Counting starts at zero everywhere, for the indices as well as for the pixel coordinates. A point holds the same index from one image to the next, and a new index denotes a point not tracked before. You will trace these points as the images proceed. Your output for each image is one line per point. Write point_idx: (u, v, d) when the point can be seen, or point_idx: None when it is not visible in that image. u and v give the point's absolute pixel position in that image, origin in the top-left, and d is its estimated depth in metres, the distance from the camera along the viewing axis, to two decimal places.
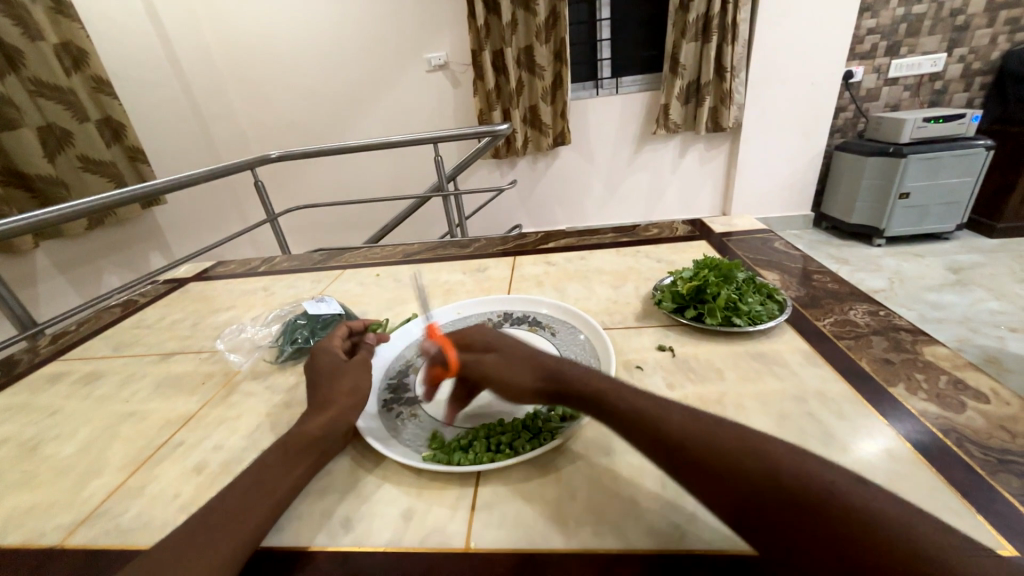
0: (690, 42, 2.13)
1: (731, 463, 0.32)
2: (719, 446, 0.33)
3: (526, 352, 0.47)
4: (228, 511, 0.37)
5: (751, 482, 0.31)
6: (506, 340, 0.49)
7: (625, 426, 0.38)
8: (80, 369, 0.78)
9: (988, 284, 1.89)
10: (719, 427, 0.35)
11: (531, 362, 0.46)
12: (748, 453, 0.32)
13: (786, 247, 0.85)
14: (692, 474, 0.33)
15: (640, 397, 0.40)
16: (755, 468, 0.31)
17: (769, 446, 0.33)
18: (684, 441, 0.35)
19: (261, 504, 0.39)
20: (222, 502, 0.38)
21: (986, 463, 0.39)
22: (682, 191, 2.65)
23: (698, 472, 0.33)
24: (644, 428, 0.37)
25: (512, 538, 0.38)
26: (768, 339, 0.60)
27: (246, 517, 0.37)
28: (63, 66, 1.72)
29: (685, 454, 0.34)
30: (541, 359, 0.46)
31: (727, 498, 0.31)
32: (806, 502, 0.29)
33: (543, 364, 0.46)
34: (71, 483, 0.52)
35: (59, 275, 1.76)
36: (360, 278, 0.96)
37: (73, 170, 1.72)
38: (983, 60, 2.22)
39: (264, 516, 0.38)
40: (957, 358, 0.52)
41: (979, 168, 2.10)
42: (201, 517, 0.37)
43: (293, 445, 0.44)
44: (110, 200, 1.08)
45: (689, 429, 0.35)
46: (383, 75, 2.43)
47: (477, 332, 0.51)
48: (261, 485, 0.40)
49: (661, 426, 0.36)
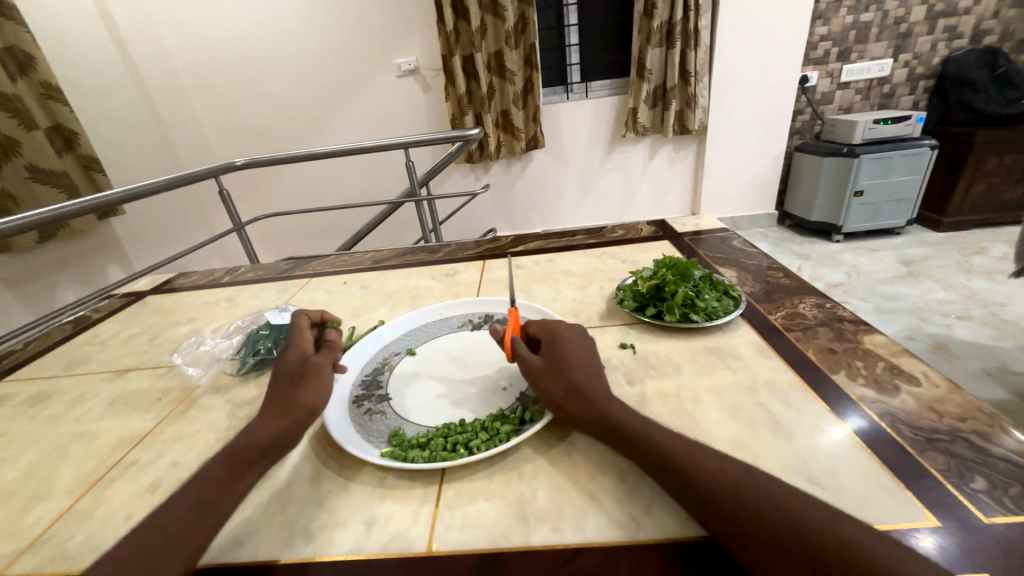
0: (655, 47, 2.20)
1: (719, 483, 0.35)
2: (731, 488, 0.34)
3: (581, 366, 0.48)
4: (167, 528, 0.36)
5: (748, 514, 0.33)
6: (574, 359, 0.48)
7: (642, 461, 0.40)
8: (27, 390, 0.74)
9: (937, 276, 2.01)
10: (733, 471, 0.36)
11: (580, 376, 0.47)
12: (763, 495, 0.33)
13: (743, 246, 0.89)
14: (697, 502, 0.35)
15: (660, 431, 0.41)
16: (770, 511, 0.32)
17: (774, 489, 0.34)
18: (701, 476, 0.36)
19: (203, 520, 0.38)
20: (164, 519, 0.37)
21: (916, 442, 0.42)
22: (653, 191, 2.71)
23: (713, 512, 0.34)
24: (658, 465, 0.38)
25: (473, 538, 0.39)
26: (723, 333, 0.62)
27: (193, 529, 0.37)
28: (9, 72, 1.63)
29: (697, 487, 0.35)
30: (592, 378, 0.47)
31: (725, 520, 0.33)
32: (775, 520, 0.32)
33: (588, 381, 0.46)
34: (14, 508, 0.50)
35: (7, 292, 1.66)
36: (328, 285, 0.95)
37: (21, 181, 1.63)
38: (925, 65, 2.37)
39: (209, 526, 0.37)
40: (893, 346, 0.56)
41: (925, 168, 2.23)
42: (144, 533, 0.36)
43: (239, 456, 0.43)
44: (62, 211, 1.03)
45: (700, 466, 0.36)
46: (351, 79, 2.40)
47: (549, 336, 0.52)
48: (206, 498, 0.39)
49: (682, 464, 0.37)
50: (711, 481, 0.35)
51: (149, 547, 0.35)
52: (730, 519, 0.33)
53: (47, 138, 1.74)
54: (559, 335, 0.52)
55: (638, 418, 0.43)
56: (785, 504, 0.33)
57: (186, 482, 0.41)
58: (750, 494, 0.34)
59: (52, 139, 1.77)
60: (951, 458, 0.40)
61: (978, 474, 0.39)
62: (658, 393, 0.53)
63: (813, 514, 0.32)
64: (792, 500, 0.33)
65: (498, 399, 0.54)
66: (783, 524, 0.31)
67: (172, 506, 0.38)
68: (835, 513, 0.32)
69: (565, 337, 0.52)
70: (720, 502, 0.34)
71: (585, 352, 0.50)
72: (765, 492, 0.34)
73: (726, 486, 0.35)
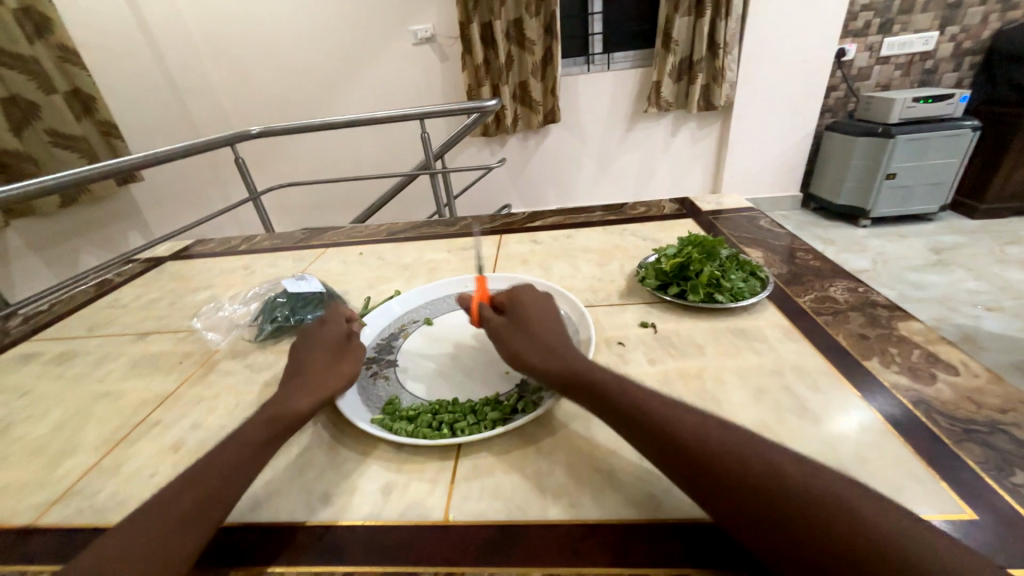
0: (683, 16, 2.09)
1: (734, 464, 0.32)
2: (747, 469, 0.32)
3: (541, 325, 0.49)
4: (198, 488, 0.37)
5: (765, 495, 0.31)
6: (536, 319, 0.49)
7: (646, 440, 0.36)
8: (53, 349, 0.76)
9: (968, 265, 1.93)
10: (748, 445, 0.34)
11: (540, 334, 0.48)
12: (781, 475, 0.31)
13: (771, 226, 0.85)
14: (708, 482, 0.33)
15: (674, 409, 0.37)
16: (789, 492, 0.30)
17: (797, 468, 0.32)
18: (714, 455, 0.33)
19: (233, 486, 0.38)
20: (194, 484, 0.37)
21: (952, 432, 0.41)
22: (673, 169, 2.62)
23: (726, 492, 0.32)
24: (679, 450, 0.34)
25: (490, 511, 0.39)
26: (748, 315, 0.60)
27: (224, 493, 0.37)
28: (25, 33, 1.62)
29: (709, 468, 0.33)
30: (554, 337, 0.47)
31: (739, 504, 0.31)
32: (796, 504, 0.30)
33: (549, 340, 0.47)
34: (45, 462, 0.51)
35: (32, 254, 1.70)
36: (344, 256, 0.95)
37: (42, 144, 1.64)
38: (974, 39, 2.21)
39: (238, 490, 0.38)
40: (930, 333, 0.53)
41: (964, 150, 2.12)
42: (175, 492, 0.36)
43: (271, 426, 0.42)
44: (83, 176, 1.03)
45: (728, 451, 0.33)
46: (366, 46, 2.33)
47: (511, 299, 0.53)
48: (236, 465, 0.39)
49: (691, 440, 0.34)
50: (725, 460, 0.33)
51: (184, 507, 0.35)
52: (745, 502, 0.31)
53: (66, 102, 1.74)
54: (521, 296, 0.52)
55: (636, 390, 0.40)
56: (826, 494, 0.30)
57: (218, 445, 0.41)
58: (768, 474, 0.31)
59: (71, 104, 1.77)
60: (989, 450, 0.39)
61: (1018, 467, 0.37)
62: (679, 373, 0.52)
63: (855, 502, 0.29)
64: (811, 480, 0.31)
65: (495, 383, 0.53)
66: (804, 507, 0.30)
67: (194, 485, 0.37)
68: (857, 493, 0.30)
69: (526, 298, 0.52)
70: (736, 482, 0.32)
71: (547, 313, 0.51)
72: (792, 472, 0.31)
73: (763, 478, 0.31)
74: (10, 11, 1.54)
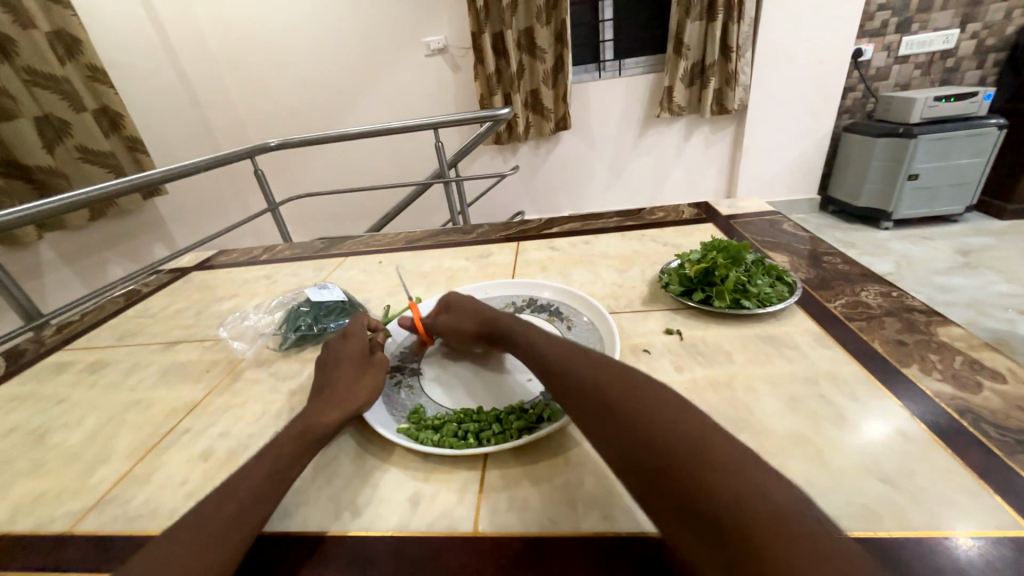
0: (695, 21, 2.08)
1: (652, 436, 0.32)
2: (662, 441, 0.32)
3: (468, 308, 0.60)
4: (237, 492, 0.37)
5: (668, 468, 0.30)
6: (464, 306, 0.61)
7: (581, 403, 0.38)
8: (85, 359, 0.78)
9: (998, 267, 1.87)
10: (679, 420, 0.33)
11: (470, 313, 0.59)
12: (694, 453, 0.30)
13: (794, 229, 0.84)
14: (624, 446, 0.33)
15: (620, 381, 0.38)
16: (690, 467, 0.29)
17: (712, 444, 0.31)
18: (639, 425, 0.33)
19: (273, 491, 0.38)
20: (235, 489, 0.38)
21: (1004, 443, 0.39)
22: (687, 174, 2.60)
23: (637, 456, 0.32)
24: (608, 414, 0.35)
25: (522, 522, 0.38)
26: (777, 321, 0.59)
27: (263, 499, 0.38)
28: (57, 55, 1.69)
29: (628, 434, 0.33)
30: (480, 311, 0.58)
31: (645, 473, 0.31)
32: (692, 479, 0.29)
33: (477, 314, 0.58)
34: (80, 470, 0.52)
35: (64, 267, 1.76)
36: (363, 265, 0.96)
37: (72, 161, 1.70)
38: (997, 36, 2.15)
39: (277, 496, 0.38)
40: (972, 339, 0.51)
41: (990, 150, 2.06)
42: (218, 496, 0.37)
43: (305, 436, 0.43)
44: (111, 190, 1.06)
45: (653, 423, 0.33)
46: (379, 59, 2.38)
47: (443, 304, 0.64)
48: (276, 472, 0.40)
49: (622, 410, 0.35)
50: (644, 431, 0.33)
51: (226, 509, 0.36)
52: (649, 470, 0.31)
53: (95, 120, 1.80)
54: (447, 300, 0.64)
55: (593, 364, 0.41)
56: (724, 473, 0.29)
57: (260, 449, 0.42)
58: (681, 449, 0.31)
59: (99, 121, 1.84)
60: None
61: None
62: (708, 381, 0.50)
63: (754, 485, 0.28)
64: (719, 460, 0.29)
65: (518, 391, 0.52)
66: (697, 482, 0.29)
67: (232, 494, 0.37)
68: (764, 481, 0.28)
69: (451, 300, 0.64)
70: (647, 451, 0.32)
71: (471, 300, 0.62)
72: (706, 449, 0.30)
73: (690, 468, 0.29)
74: (43, 35, 1.61)
